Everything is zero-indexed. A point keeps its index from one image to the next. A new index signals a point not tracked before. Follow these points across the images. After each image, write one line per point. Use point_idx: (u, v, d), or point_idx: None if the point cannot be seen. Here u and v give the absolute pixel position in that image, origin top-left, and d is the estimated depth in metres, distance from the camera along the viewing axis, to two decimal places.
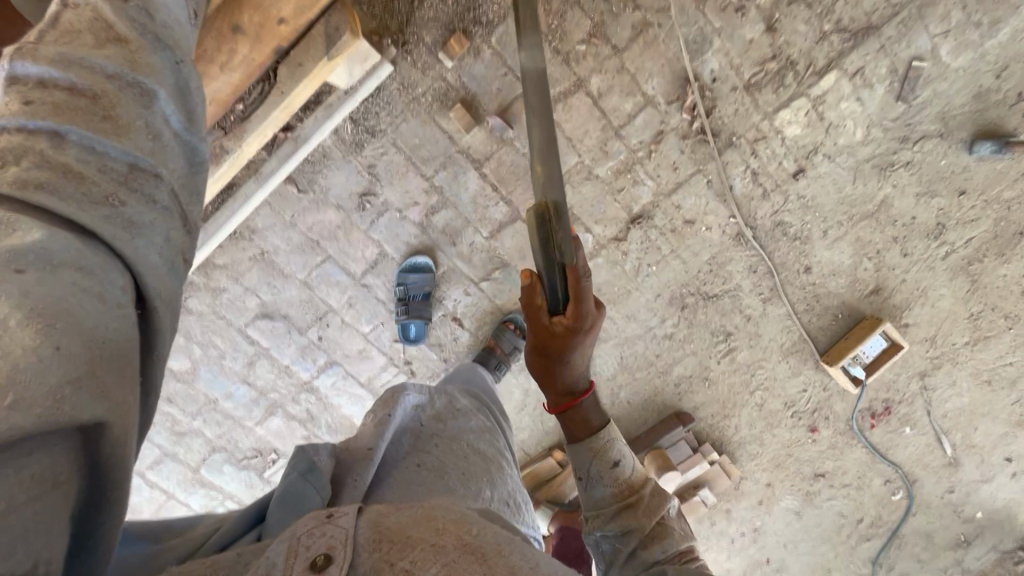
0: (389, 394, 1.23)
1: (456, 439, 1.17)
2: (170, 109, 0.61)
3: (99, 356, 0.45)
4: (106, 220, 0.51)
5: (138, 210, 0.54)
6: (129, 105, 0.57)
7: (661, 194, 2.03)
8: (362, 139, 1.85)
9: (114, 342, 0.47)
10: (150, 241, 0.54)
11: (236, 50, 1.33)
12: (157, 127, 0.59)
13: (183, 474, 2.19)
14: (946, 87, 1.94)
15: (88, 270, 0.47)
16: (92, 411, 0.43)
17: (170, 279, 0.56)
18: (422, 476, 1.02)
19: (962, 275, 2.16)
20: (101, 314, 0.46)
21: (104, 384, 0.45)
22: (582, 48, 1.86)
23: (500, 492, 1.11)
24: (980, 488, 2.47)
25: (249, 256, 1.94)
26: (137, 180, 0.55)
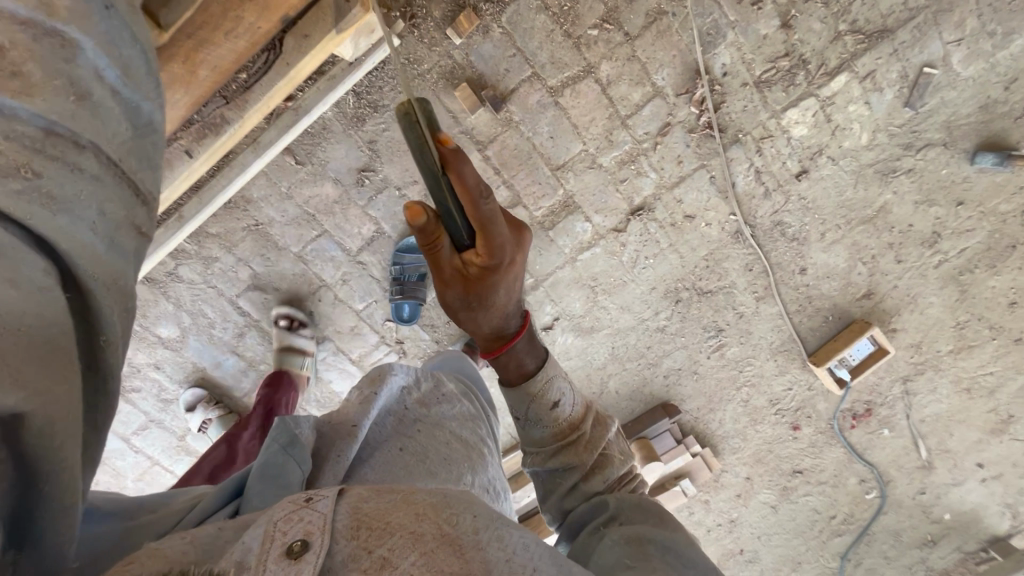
0: (376, 371, 1.15)
1: (439, 426, 1.11)
2: (97, 59, 0.57)
3: (10, 337, 0.44)
4: (18, 197, 0.46)
5: (57, 179, 0.49)
6: (41, 57, 0.52)
7: (662, 187, 2.03)
8: (364, 113, 1.80)
9: (25, 325, 0.45)
10: (75, 217, 0.50)
11: (242, 18, 1.36)
12: (81, 82, 0.55)
13: (169, 441, 2.20)
14: (953, 95, 1.92)
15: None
16: (2, 399, 0.43)
17: (108, 254, 0.53)
18: (403, 463, 0.98)
19: (952, 285, 2.18)
20: (9, 299, 0.44)
21: (15, 371, 0.44)
22: (594, 33, 1.82)
23: (481, 481, 1.07)
24: (950, 491, 2.55)
25: (243, 226, 1.91)
26: (59, 148, 0.50)
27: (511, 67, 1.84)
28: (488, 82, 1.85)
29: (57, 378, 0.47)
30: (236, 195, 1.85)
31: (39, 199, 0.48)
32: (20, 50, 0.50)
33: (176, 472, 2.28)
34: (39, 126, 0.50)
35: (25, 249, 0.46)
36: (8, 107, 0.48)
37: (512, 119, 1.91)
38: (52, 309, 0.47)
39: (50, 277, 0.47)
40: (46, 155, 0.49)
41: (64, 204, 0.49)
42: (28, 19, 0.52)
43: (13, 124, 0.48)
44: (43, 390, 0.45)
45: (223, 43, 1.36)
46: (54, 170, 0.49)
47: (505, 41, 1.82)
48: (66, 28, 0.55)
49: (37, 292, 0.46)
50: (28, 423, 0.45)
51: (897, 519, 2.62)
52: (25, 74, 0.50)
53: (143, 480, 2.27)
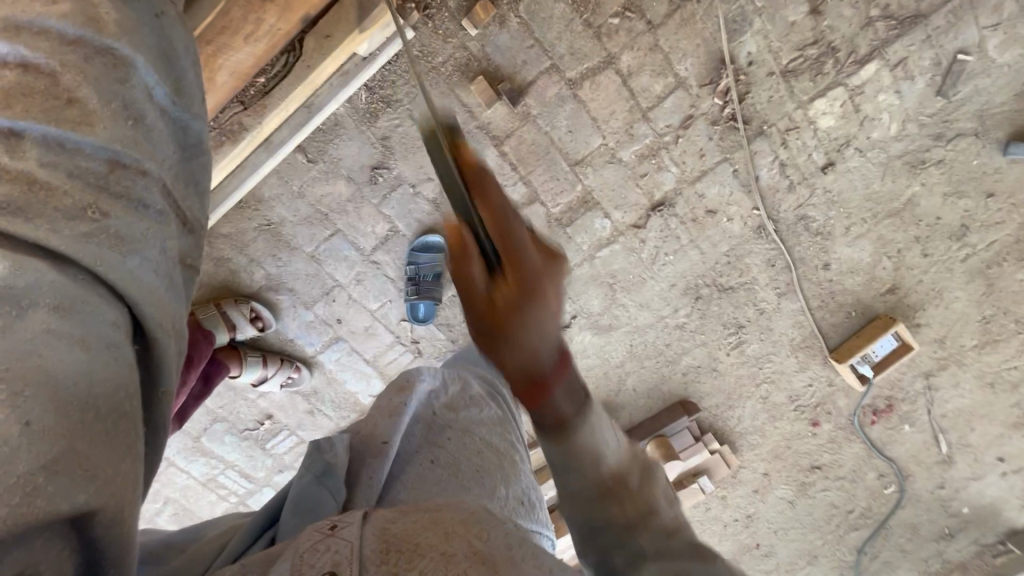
0: (403, 379, 1.07)
1: (469, 432, 1.00)
2: (147, 74, 0.61)
3: (80, 419, 0.46)
4: (87, 239, 0.51)
5: (121, 219, 0.54)
6: (94, 78, 0.56)
7: (684, 182, 1.97)
8: (377, 108, 1.74)
9: (96, 399, 0.47)
10: (140, 257, 0.55)
11: (262, 20, 1.32)
12: (134, 104, 0.59)
13: (184, 443, 2.23)
14: (987, 83, 1.83)
15: (65, 292, 0.48)
16: (73, 499, 0.44)
17: (166, 298, 0.58)
18: (434, 474, 0.89)
19: (980, 278, 2.10)
20: (77, 359, 0.46)
21: (88, 462, 0.45)
22: (614, 21, 1.75)
23: (518, 490, 0.97)
24: (970, 485, 2.50)
25: (255, 226, 1.87)
26: (121, 183, 0.56)
27: (529, 59, 1.78)
28: (504, 75, 1.79)
29: (120, 457, 0.49)
30: (247, 195, 1.81)
31: (104, 241, 0.52)
32: (74, 75, 0.55)
33: (190, 473, 2.30)
34: (104, 160, 0.55)
35: (95, 298, 0.50)
36: (71, 140, 0.53)
37: (529, 113, 1.85)
38: (122, 368, 0.51)
39: (118, 329, 0.51)
40: (109, 194, 0.54)
41: (131, 248, 0.54)
42: (78, 38, 0.57)
43: (76, 159, 0.53)
44: (109, 479, 0.47)
45: (243, 47, 1.33)
46: (118, 211, 0.54)
47: (523, 32, 1.75)
48: (113, 43, 0.59)
49: (105, 350, 0.49)
50: (97, 517, 0.47)
51: (914, 513, 2.58)
52: (80, 101, 0.55)
53: (160, 480, 2.31)
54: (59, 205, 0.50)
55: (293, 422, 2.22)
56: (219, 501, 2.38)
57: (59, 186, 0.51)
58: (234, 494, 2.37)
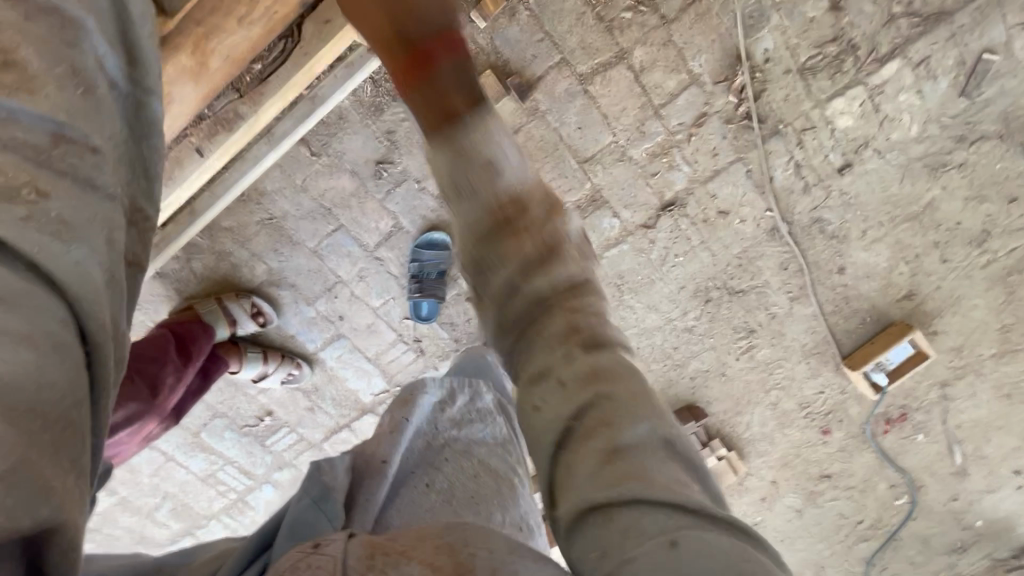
0: (408, 390, 1.04)
1: (469, 453, 0.97)
2: (96, 45, 0.65)
3: (34, 426, 0.41)
4: (26, 224, 0.48)
5: (62, 204, 0.52)
6: (34, 44, 0.58)
7: (696, 181, 1.92)
8: (382, 101, 1.71)
9: (47, 406, 0.43)
10: (87, 246, 0.52)
11: (257, 0, 1.27)
12: (83, 75, 0.61)
13: (184, 438, 2.21)
14: (1014, 84, 1.76)
15: (6, 289, 0.43)
16: (33, 515, 0.39)
17: (106, 296, 0.53)
18: (428, 501, 0.86)
19: (1000, 286, 2.03)
20: (27, 368, 0.42)
21: (42, 474, 0.41)
22: (627, 15, 1.70)
23: (514, 518, 0.90)
24: (984, 498, 2.43)
25: (257, 221, 1.84)
26: (67, 160, 0.55)
27: (538, 53, 1.74)
28: (513, 69, 1.75)
29: (68, 468, 0.44)
30: (249, 188, 1.78)
31: (48, 228, 0.49)
32: (16, 38, 0.57)
33: (190, 468, 2.29)
34: (46, 133, 0.54)
35: (35, 292, 0.46)
36: (10, 108, 0.53)
37: (538, 108, 1.81)
38: (69, 372, 0.46)
39: (65, 329, 0.47)
40: (58, 170, 0.53)
41: (74, 233, 0.51)
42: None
43: (15, 130, 0.52)
44: (63, 492, 0.42)
45: (236, 30, 1.28)
46: (59, 193, 0.52)
47: (533, 25, 1.71)
48: (62, 8, 0.62)
49: (55, 352, 0.45)
50: (53, 536, 0.42)
51: (926, 525, 2.51)
52: (19, 67, 0.55)
53: (160, 474, 2.30)
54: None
55: (293, 420, 2.20)
56: (219, 496, 2.36)
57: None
58: (234, 490, 2.35)
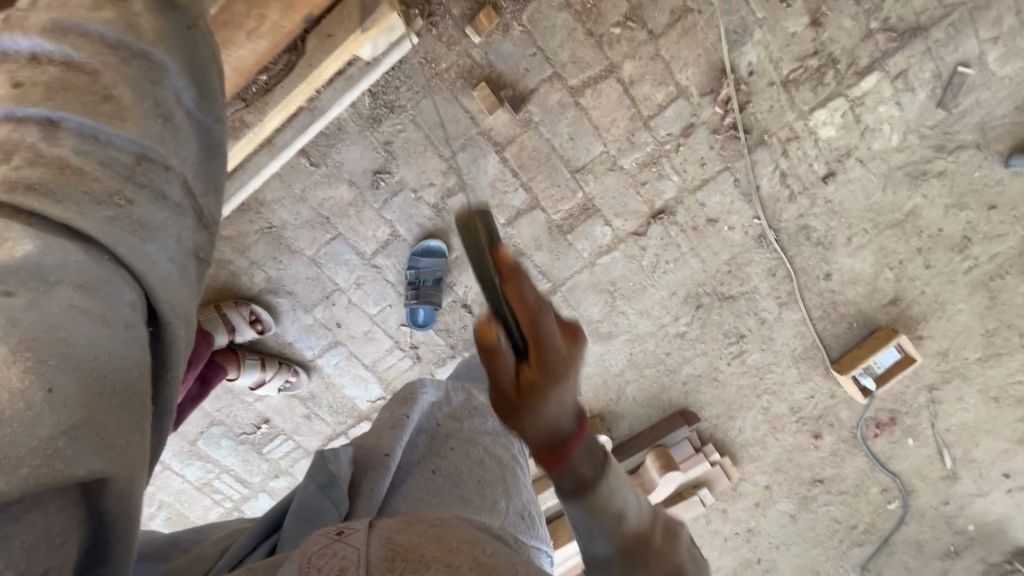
0: (406, 389, 1.07)
1: (474, 443, 1.01)
2: (178, 82, 0.68)
3: (100, 389, 0.49)
4: (111, 224, 0.56)
5: (144, 208, 0.60)
6: (131, 79, 0.64)
7: (685, 190, 1.98)
8: (380, 113, 1.77)
9: (114, 373, 0.51)
10: (158, 243, 0.60)
11: (265, 16, 1.34)
12: (166, 105, 0.65)
13: (180, 446, 2.22)
14: (988, 96, 1.83)
15: (91, 273, 0.53)
16: (89, 465, 0.46)
17: (180, 286, 0.62)
18: (436, 486, 0.90)
19: (982, 291, 2.09)
20: (104, 340, 0.51)
21: (101, 433, 0.48)
22: (616, 31, 1.77)
23: (516, 505, 0.96)
24: (975, 501, 2.45)
25: (257, 229, 1.88)
26: (146, 175, 0.61)
27: (531, 67, 1.80)
28: (507, 82, 1.81)
29: (131, 431, 0.51)
30: (249, 198, 1.82)
31: (126, 227, 0.57)
32: (113, 75, 0.63)
33: (186, 477, 2.29)
34: (131, 153, 0.61)
35: (113, 280, 0.54)
36: (101, 133, 0.60)
37: (531, 120, 1.87)
38: (132, 348, 0.54)
39: (136, 311, 0.56)
40: (135, 183, 0.60)
41: (150, 232, 0.59)
42: (118, 41, 0.64)
43: (107, 149, 0.60)
44: (122, 450, 0.50)
45: (245, 43, 1.35)
46: (142, 200, 0.60)
47: (526, 40, 1.77)
48: (152, 50, 0.67)
49: (124, 330, 0.53)
50: (107, 487, 0.49)
51: (918, 530, 2.53)
52: (115, 98, 0.62)
53: (156, 483, 2.30)
54: (85, 189, 0.56)
55: (290, 427, 2.21)
56: (214, 505, 2.36)
57: (93, 174, 0.57)
58: (229, 498, 2.35)
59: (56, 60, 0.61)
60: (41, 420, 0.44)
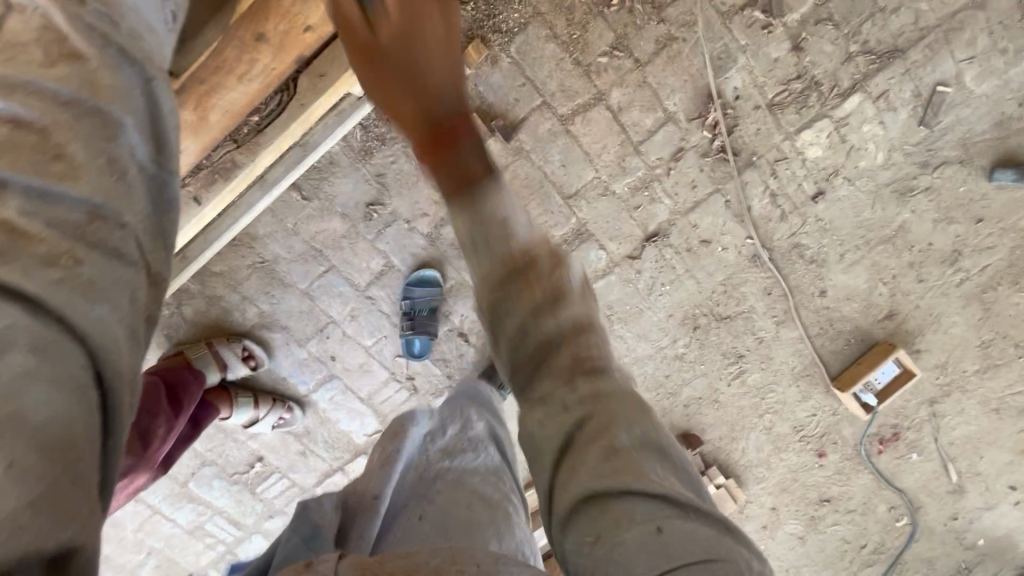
0: (399, 423, 1.09)
1: (461, 483, 0.97)
2: (133, 137, 0.69)
3: (62, 458, 0.48)
4: (60, 286, 0.55)
5: (94, 267, 0.59)
6: (82, 137, 0.64)
7: (677, 213, 1.99)
8: (372, 146, 1.77)
9: (77, 437, 0.50)
10: (109, 303, 0.58)
11: (257, 59, 1.34)
12: (118, 162, 0.66)
13: (172, 489, 2.15)
14: (968, 113, 1.88)
15: (39, 335, 0.51)
16: (58, 536, 0.45)
17: (128, 349, 0.60)
18: (420, 529, 0.86)
19: (976, 303, 2.10)
20: (51, 403, 0.49)
21: (68, 504, 0.47)
22: (604, 60, 1.80)
23: (508, 547, 0.89)
24: (983, 516, 2.42)
25: (248, 264, 1.86)
26: (98, 233, 0.61)
27: (520, 97, 1.82)
28: (497, 112, 1.83)
29: (89, 500, 0.49)
30: (240, 233, 1.80)
31: (76, 287, 0.56)
32: (65, 131, 0.63)
33: (176, 521, 2.21)
34: (82, 210, 0.61)
35: (64, 343, 0.53)
36: (52, 191, 0.59)
37: (522, 148, 1.88)
38: (85, 412, 0.52)
39: (85, 373, 0.54)
40: (87, 242, 0.59)
41: (100, 293, 0.58)
42: (70, 99, 0.65)
43: (55, 211, 0.58)
44: (86, 519, 0.48)
45: (236, 86, 1.34)
46: (92, 258, 0.59)
47: (515, 71, 1.80)
48: (107, 106, 0.67)
49: (78, 389, 0.52)
50: (79, 556, 0.47)
51: (929, 547, 2.49)
52: (66, 157, 0.61)
53: (146, 528, 2.22)
54: (34, 251, 0.55)
55: (284, 465, 2.15)
56: (206, 550, 2.27)
57: (38, 235, 0.56)
58: (222, 542, 2.27)
59: (4, 120, 0.60)
60: (0, 496, 0.43)
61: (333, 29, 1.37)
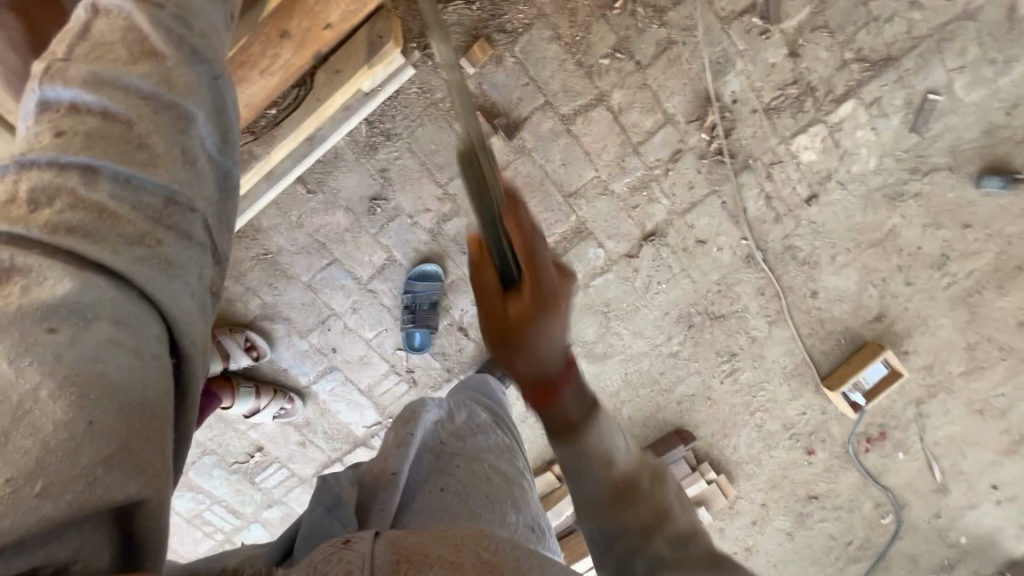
0: (408, 409, 1.07)
1: (478, 458, 1.02)
2: (204, 130, 0.72)
3: (139, 419, 0.54)
4: (142, 261, 0.61)
5: (172, 246, 0.64)
6: (163, 129, 0.67)
7: (674, 213, 2.03)
8: (377, 141, 1.80)
9: (152, 402, 0.56)
10: (183, 280, 0.65)
11: (279, 54, 1.38)
12: (192, 152, 0.69)
13: (171, 477, 2.17)
14: (957, 121, 1.93)
15: (120, 306, 0.57)
16: (126, 490, 0.52)
17: (198, 318, 0.66)
18: (446, 502, 0.90)
19: (962, 307, 2.15)
20: (133, 367, 0.55)
21: (139, 462, 0.53)
22: (605, 62, 1.84)
23: (526, 518, 0.96)
24: (966, 514, 2.48)
25: (252, 255, 1.88)
26: (174, 216, 0.65)
27: (524, 96, 1.86)
28: (500, 111, 1.87)
29: (157, 460, 0.56)
30: (246, 225, 1.83)
31: (157, 263, 0.62)
32: (148, 124, 0.66)
33: (175, 510, 2.23)
34: (161, 195, 0.65)
35: (142, 317, 0.59)
36: (135, 178, 0.63)
37: (524, 146, 1.92)
38: (156, 377, 0.58)
39: (160, 342, 0.60)
40: (166, 225, 0.64)
41: (177, 270, 0.64)
42: (150, 93, 0.68)
43: (140, 195, 0.63)
44: (154, 475, 0.55)
45: (257, 80, 1.38)
46: (172, 240, 0.64)
47: (518, 70, 1.84)
48: (183, 100, 0.70)
49: (153, 359, 0.58)
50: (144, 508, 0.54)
51: (913, 544, 2.55)
52: (149, 146, 0.66)
53: None
54: (120, 231, 0.60)
55: (284, 454, 2.18)
56: (204, 538, 2.30)
57: (125, 217, 0.61)
58: (219, 531, 2.29)
59: (94, 111, 0.65)
60: (83, 449, 0.49)
61: (349, 28, 1.44)
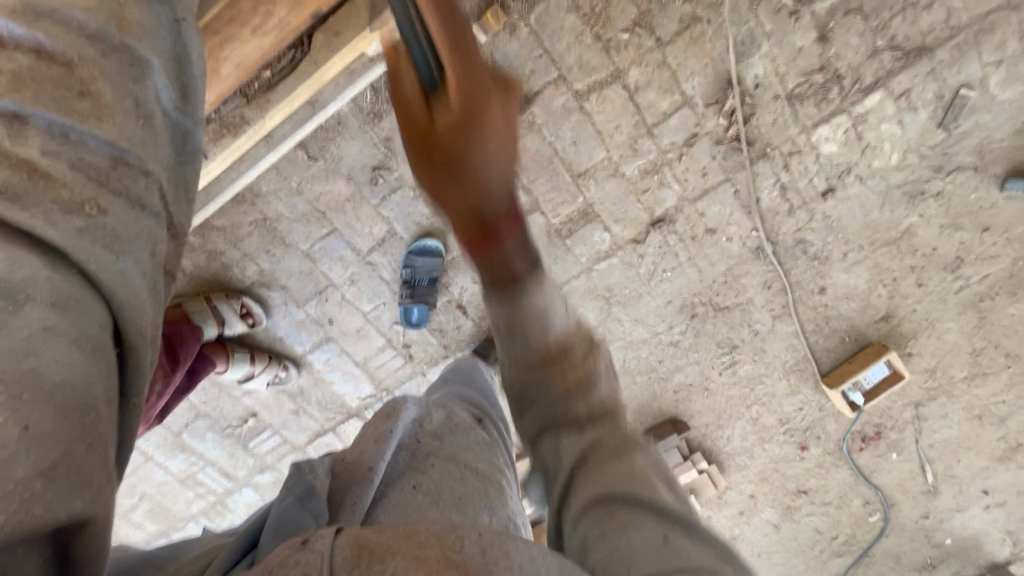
0: (387, 406, 1.08)
1: (456, 459, 0.99)
2: (159, 82, 0.66)
3: (83, 420, 0.46)
4: (81, 235, 0.52)
5: (117, 217, 0.56)
6: (111, 74, 0.60)
7: (685, 200, 1.97)
8: (381, 109, 1.73)
9: (94, 397, 0.48)
10: (133, 257, 0.57)
11: (272, 13, 1.34)
12: (147, 105, 0.63)
13: (165, 438, 2.19)
14: (988, 119, 1.84)
15: (59, 289, 0.48)
16: (70, 508, 0.44)
17: (148, 304, 0.58)
18: (415, 500, 0.87)
19: (972, 311, 2.11)
20: (68, 356, 0.46)
21: (83, 474, 0.45)
22: (625, 36, 1.75)
23: (501, 518, 0.90)
24: (953, 516, 2.49)
25: (250, 220, 1.84)
26: (122, 180, 0.58)
27: (537, 69, 1.78)
28: None
29: (102, 471, 0.48)
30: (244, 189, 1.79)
31: (99, 239, 0.54)
32: (91, 69, 0.59)
33: (168, 469, 2.26)
34: (107, 153, 0.58)
35: (84, 297, 0.50)
36: (72, 131, 0.55)
37: (534, 121, 1.85)
38: (102, 370, 0.50)
39: (103, 331, 0.51)
40: (109, 188, 0.57)
41: (124, 246, 0.56)
42: (97, 33, 0.61)
43: (79, 150, 0.55)
44: (102, 488, 0.47)
45: (249, 40, 1.34)
46: (115, 207, 0.56)
47: (532, 41, 1.75)
48: (137, 47, 0.64)
49: (95, 350, 0.49)
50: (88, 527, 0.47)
51: (898, 541, 2.57)
52: (93, 94, 0.58)
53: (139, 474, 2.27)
54: (56, 196, 0.52)
55: (277, 422, 2.19)
56: (197, 499, 2.33)
57: (61, 179, 0.53)
58: (212, 492, 2.32)
59: (26, 47, 0.56)
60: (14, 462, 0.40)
61: None
